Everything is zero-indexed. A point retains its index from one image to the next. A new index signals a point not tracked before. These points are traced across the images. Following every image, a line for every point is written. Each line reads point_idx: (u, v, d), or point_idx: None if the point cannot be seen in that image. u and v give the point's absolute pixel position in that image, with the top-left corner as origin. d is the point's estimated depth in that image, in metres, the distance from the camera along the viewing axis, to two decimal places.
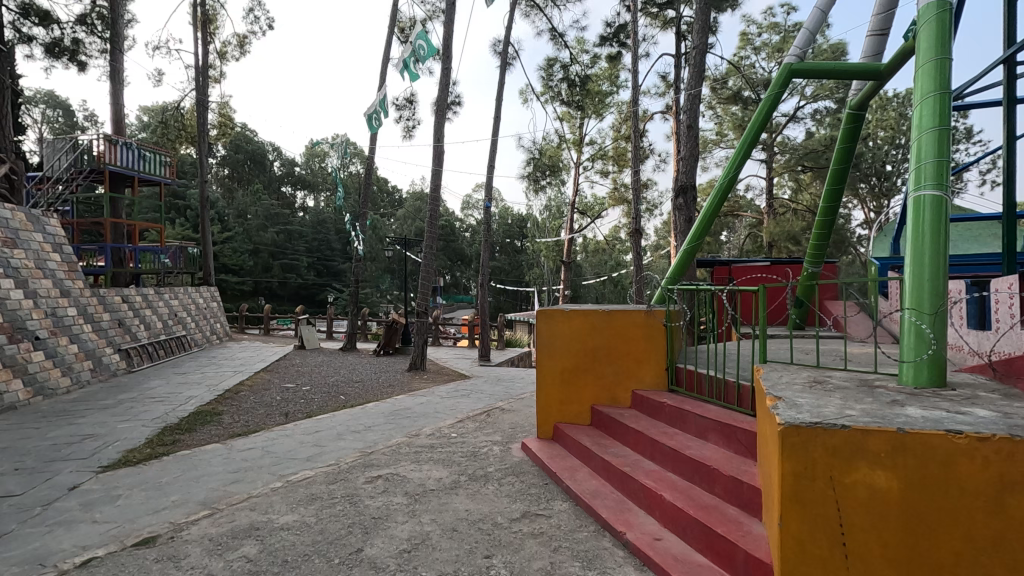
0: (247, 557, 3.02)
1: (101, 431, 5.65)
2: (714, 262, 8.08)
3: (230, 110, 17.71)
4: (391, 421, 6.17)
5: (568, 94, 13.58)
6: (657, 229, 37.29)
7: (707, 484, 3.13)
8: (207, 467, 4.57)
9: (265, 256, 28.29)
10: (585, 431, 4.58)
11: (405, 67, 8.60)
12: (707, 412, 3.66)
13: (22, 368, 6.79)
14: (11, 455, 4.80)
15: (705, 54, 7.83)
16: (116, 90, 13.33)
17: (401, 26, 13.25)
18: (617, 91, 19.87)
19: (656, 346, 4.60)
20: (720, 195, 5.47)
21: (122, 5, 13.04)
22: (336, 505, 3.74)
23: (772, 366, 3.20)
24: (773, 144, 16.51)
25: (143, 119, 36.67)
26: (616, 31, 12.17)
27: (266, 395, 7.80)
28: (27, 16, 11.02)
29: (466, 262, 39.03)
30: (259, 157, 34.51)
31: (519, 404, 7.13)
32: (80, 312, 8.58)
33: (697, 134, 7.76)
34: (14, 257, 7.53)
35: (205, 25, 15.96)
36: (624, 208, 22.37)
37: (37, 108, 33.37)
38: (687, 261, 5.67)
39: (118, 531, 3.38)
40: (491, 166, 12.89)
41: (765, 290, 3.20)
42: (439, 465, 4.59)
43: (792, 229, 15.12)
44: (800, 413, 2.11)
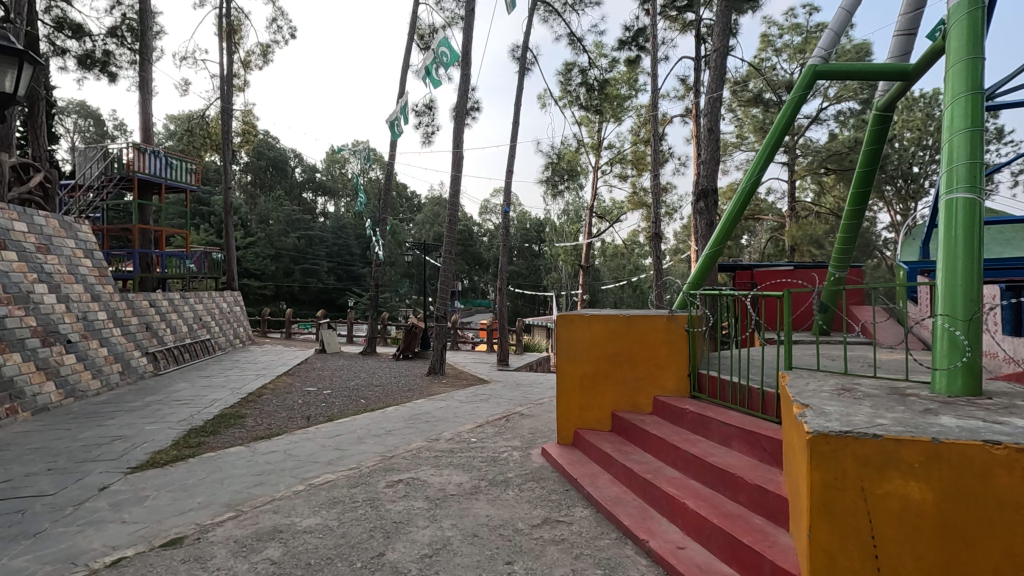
0: (271, 560, 3.05)
1: (130, 432, 5.80)
2: (736, 266, 7.98)
3: (254, 118, 18.06)
4: (411, 425, 6.21)
5: (586, 99, 13.59)
6: (676, 233, 36.97)
7: (730, 492, 3.09)
8: (231, 470, 4.65)
9: (287, 261, 28.70)
10: (606, 437, 4.55)
11: (427, 74, 8.67)
12: (730, 419, 3.61)
13: (54, 370, 6.99)
14: (45, 455, 4.94)
15: (726, 56, 7.76)
16: (144, 100, 13.69)
17: (420, 33, 13.39)
18: (635, 95, 19.83)
19: (678, 352, 4.55)
20: (743, 198, 5.40)
21: (151, 17, 13.39)
22: (357, 508, 3.77)
23: (798, 373, 3.13)
24: (795, 146, 16.27)
25: (170, 128, 37.68)
26: (634, 36, 12.13)
27: (288, 398, 7.90)
28: (61, 30, 11.39)
29: (484, 266, 39.13)
30: (280, 164, 35.16)
31: (538, 409, 7.12)
32: (110, 316, 8.81)
33: (718, 137, 7.67)
34: (48, 262, 7.76)
35: (230, 36, 16.33)
36: (643, 211, 22.25)
37: (70, 118, 34.50)
38: (709, 265, 5.60)
39: (147, 531, 3.45)
40: (509, 171, 12.94)
41: (790, 295, 3.13)
42: (459, 469, 4.60)
43: (815, 233, 14.82)
44: (829, 421, 2.07)
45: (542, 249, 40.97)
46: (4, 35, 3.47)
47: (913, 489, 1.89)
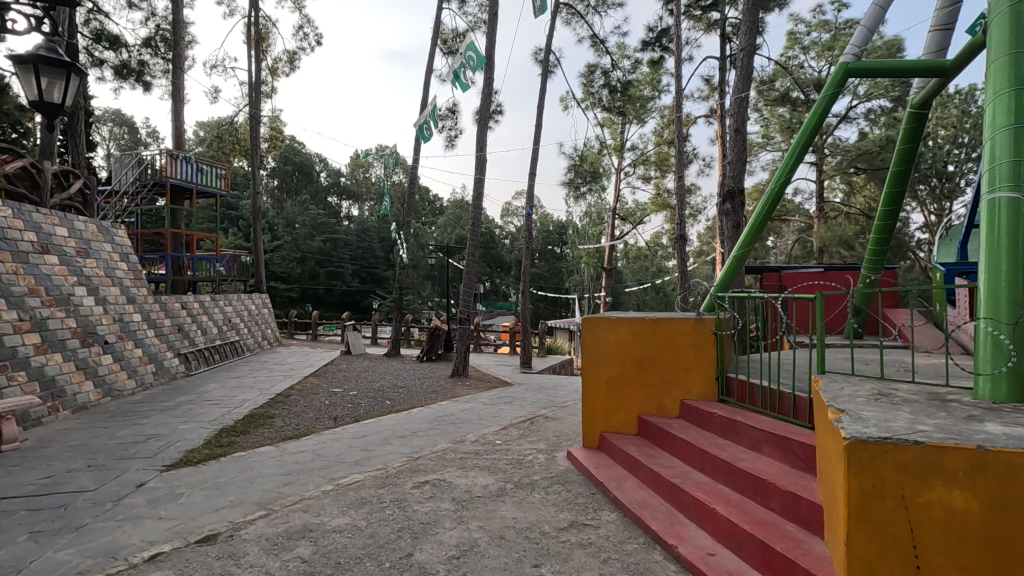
0: (302, 558, 3.10)
1: (164, 431, 5.94)
2: (763, 268, 7.87)
3: (281, 124, 18.42)
4: (436, 427, 6.24)
5: (609, 100, 13.56)
6: (699, 235, 36.57)
7: (762, 498, 3.04)
8: (261, 469, 4.75)
9: (312, 264, 29.25)
10: (632, 441, 4.52)
11: (455, 78, 8.73)
12: (760, 423, 3.55)
13: (93, 370, 7.22)
14: (84, 452, 5.10)
15: (753, 55, 7.62)
16: (177, 107, 14.09)
17: (444, 38, 13.51)
18: (658, 95, 19.69)
19: (705, 355, 4.49)
20: (771, 199, 5.31)
21: (183, 27, 13.77)
22: (385, 509, 3.81)
23: (832, 377, 3.05)
24: (823, 145, 15.93)
25: (200, 135, 38.73)
26: (658, 36, 12.02)
27: (315, 399, 8.03)
28: (98, 42, 11.78)
29: (505, 269, 39.21)
30: (306, 168, 35.85)
31: (562, 412, 7.10)
32: (144, 318, 9.07)
33: (745, 137, 7.54)
34: (87, 265, 8.02)
35: (259, 44, 16.67)
36: (667, 213, 22.05)
37: (105, 126, 35.70)
38: (737, 267, 5.51)
39: (182, 527, 3.53)
40: (532, 173, 12.96)
41: (822, 298, 3.06)
42: (484, 472, 4.61)
43: (845, 233, 14.44)
44: (867, 428, 2.02)
45: (563, 251, 40.92)
46: (54, 48, 3.61)
47: (958, 499, 1.83)
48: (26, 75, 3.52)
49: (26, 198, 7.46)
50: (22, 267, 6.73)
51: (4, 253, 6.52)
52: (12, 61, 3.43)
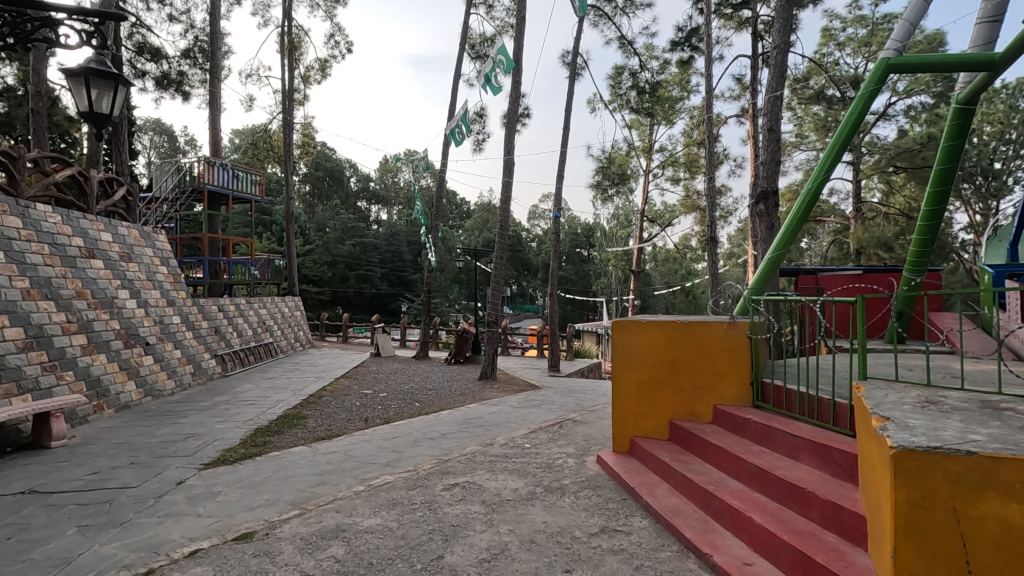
0: (335, 558, 3.14)
1: (202, 430, 6.11)
2: (799, 270, 7.67)
3: (313, 130, 18.80)
4: (465, 429, 6.28)
5: (637, 102, 13.42)
6: (730, 237, 35.93)
7: (800, 507, 2.95)
8: (295, 468, 4.85)
9: (342, 267, 29.76)
10: (663, 446, 4.45)
11: (487, 82, 8.77)
12: (798, 430, 3.45)
13: (135, 371, 7.48)
14: (127, 450, 5.29)
15: (788, 52, 7.44)
16: (214, 116, 14.53)
17: (472, 43, 13.60)
18: (688, 96, 19.44)
19: (740, 360, 4.39)
20: (808, 199, 5.17)
21: (220, 38, 14.20)
22: (415, 511, 3.84)
23: (875, 382, 2.92)
24: (860, 144, 15.46)
25: (236, 142, 39.90)
26: (687, 36, 11.86)
27: (347, 401, 8.14)
28: (141, 54, 12.25)
29: (532, 271, 39.19)
30: (337, 174, 36.64)
31: (592, 416, 7.04)
32: (183, 320, 9.37)
33: (779, 136, 7.36)
34: (129, 269, 8.33)
35: (292, 53, 17.07)
36: (697, 215, 21.74)
37: (146, 135, 37.07)
38: (772, 270, 5.37)
39: (219, 525, 3.62)
40: (560, 175, 12.92)
41: (864, 300, 2.94)
42: (514, 475, 4.61)
43: (883, 234, 13.98)
44: (915, 436, 1.94)
45: (591, 254, 40.75)
46: (103, 61, 3.76)
47: (1015, 513, 1.74)
48: (77, 87, 3.67)
49: (73, 205, 7.77)
50: (70, 271, 7.02)
51: (54, 258, 6.82)
52: (63, 75, 3.59)
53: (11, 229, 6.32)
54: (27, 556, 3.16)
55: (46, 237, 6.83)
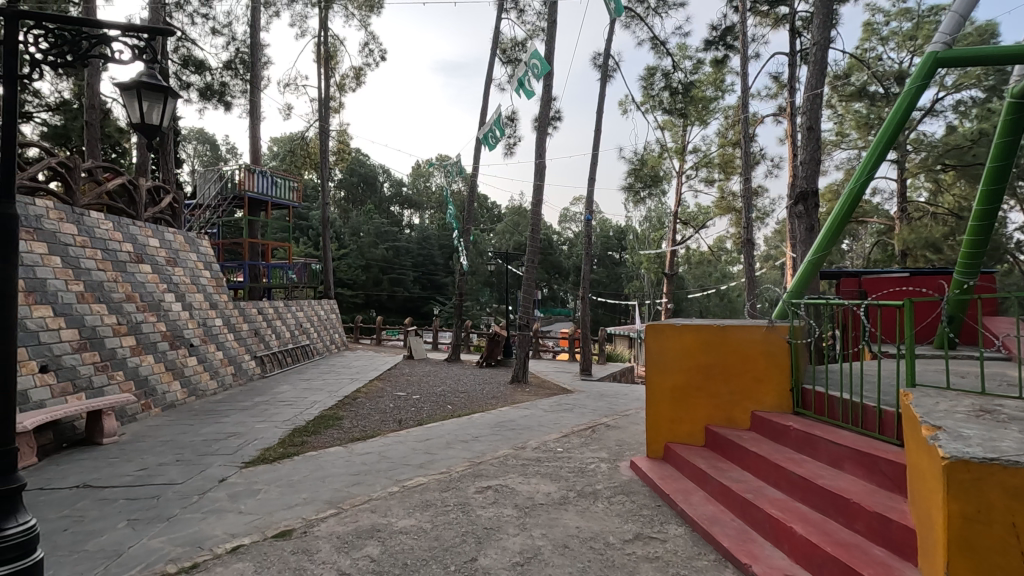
0: (371, 557, 3.19)
1: (242, 430, 6.31)
2: (839, 273, 7.43)
3: (348, 137, 19.22)
4: (497, 432, 6.29)
5: (670, 103, 13.25)
6: (767, 239, 35.08)
7: (845, 519, 2.84)
8: (331, 468, 4.95)
9: (376, 271, 30.30)
10: (699, 453, 4.37)
11: (520, 86, 8.81)
12: (841, 438, 3.34)
13: (180, 371, 7.77)
14: (173, 447, 5.50)
15: (828, 48, 7.21)
16: (254, 125, 15.02)
17: (503, 47, 13.68)
18: (722, 96, 19.11)
19: (778, 365, 4.27)
20: (850, 200, 5.00)
21: (259, 49, 14.66)
22: (449, 512, 3.86)
23: (924, 390, 2.80)
24: (905, 142, 14.90)
25: (274, 149, 41.12)
26: (722, 35, 11.65)
27: (381, 402, 8.28)
28: (186, 67, 12.75)
29: (564, 275, 39.07)
30: (370, 179, 37.38)
31: (625, 420, 6.96)
32: (225, 322, 9.69)
33: (819, 135, 7.14)
34: (175, 273, 8.67)
35: (328, 62, 17.52)
36: (733, 217, 21.30)
37: (190, 144, 38.60)
38: (813, 272, 5.21)
39: (260, 522, 3.72)
40: (592, 177, 12.86)
41: (912, 305, 2.82)
42: (546, 479, 4.60)
43: (931, 235, 13.40)
44: (969, 447, 1.85)
45: (623, 257, 40.34)
46: (153, 74, 3.93)
47: None
48: (130, 99, 3.84)
49: (124, 213, 8.10)
50: (121, 275, 7.35)
51: (105, 262, 7.14)
52: (118, 88, 3.77)
53: (68, 235, 6.65)
54: (83, 547, 3.32)
55: (100, 243, 7.17)
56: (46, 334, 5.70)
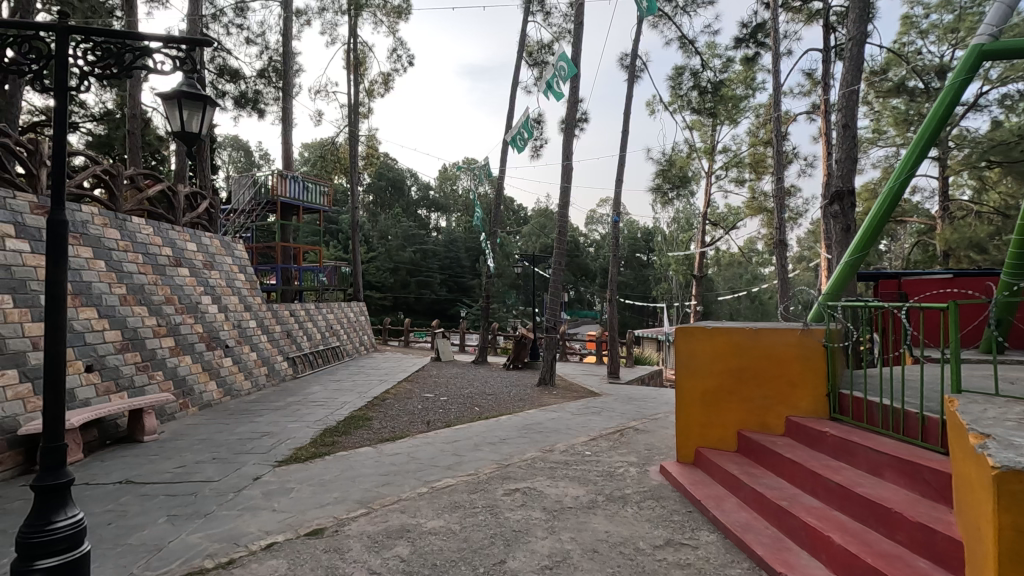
0: (401, 557, 3.22)
1: (276, 429, 6.45)
2: (878, 275, 7.20)
3: (376, 142, 19.52)
4: (525, 435, 6.28)
5: (699, 102, 13.06)
6: (800, 240, 34.25)
7: (886, 529, 2.75)
8: (361, 468, 5.02)
9: (404, 273, 30.66)
10: (731, 458, 4.28)
11: (548, 88, 8.80)
12: (882, 445, 3.22)
13: (216, 371, 8.00)
14: (210, 446, 5.65)
15: (864, 43, 6.99)
16: (287, 131, 15.38)
17: (529, 50, 13.70)
18: (753, 94, 18.75)
19: (814, 370, 4.16)
20: (889, 199, 4.85)
21: (291, 57, 15.01)
22: (478, 514, 3.87)
23: (971, 397, 2.68)
24: (947, 138, 14.36)
25: (305, 155, 42.05)
26: (753, 32, 11.43)
27: (409, 403, 8.37)
28: (222, 76, 13.13)
29: (590, 277, 38.86)
30: (398, 183, 37.88)
31: (654, 424, 6.87)
32: (258, 324, 9.93)
33: (856, 133, 6.92)
34: (211, 276, 8.93)
35: (357, 68, 17.83)
36: (764, 217, 20.86)
37: (225, 151, 39.75)
38: (850, 274, 5.06)
39: (292, 520, 3.80)
40: (620, 179, 12.76)
41: (956, 307, 2.70)
42: (574, 482, 4.57)
43: (976, 235, 12.87)
44: (1020, 456, 1.76)
45: (650, 259, 39.90)
46: (193, 84, 4.06)
47: None
48: (171, 109, 3.98)
49: (163, 218, 8.37)
50: (160, 279, 7.60)
51: (146, 266, 7.39)
52: (160, 98, 3.91)
53: (111, 240, 6.91)
54: (126, 541, 3.44)
55: (141, 247, 7.43)
56: (92, 336, 5.93)
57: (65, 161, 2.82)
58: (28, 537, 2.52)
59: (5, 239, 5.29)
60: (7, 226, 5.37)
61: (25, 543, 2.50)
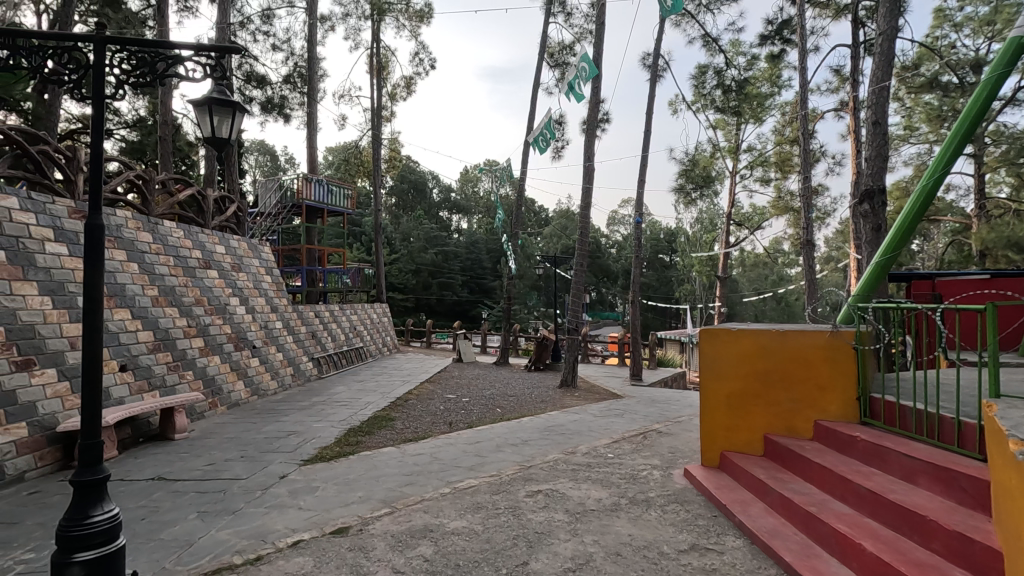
0: (424, 557, 3.25)
1: (302, 428, 6.56)
2: (911, 275, 7.00)
3: (399, 145, 19.72)
4: (547, 436, 6.28)
5: (723, 101, 12.89)
6: (828, 240, 33.48)
7: (920, 537, 2.67)
8: (385, 468, 5.08)
9: (425, 275, 30.87)
10: (757, 462, 4.21)
11: (570, 89, 8.77)
12: (915, 451, 3.14)
13: (243, 371, 8.17)
14: (238, 444, 5.77)
15: (895, 38, 6.82)
16: (311, 135, 15.64)
17: (550, 52, 13.70)
18: (778, 92, 18.44)
19: (843, 372, 4.06)
20: (923, 197, 4.70)
21: (316, 62, 15.26)
22: (500, 515, 3.88)
23: (1011, 402, 2.58)
24: (983, 134, 13.88)
25: (330, 159, 42.73)
26: (778, 28, 11.23)
27: (431, 404, 8.42)
28: (249, 82, 13.42)
29: (612, 278, 38.61)
30: (420, 185, 38.22)
31: (677, 427, 6.80)
32: (284, 325, 10.11)
33: (887, 130, 6.74)
34: (239, 278, 9.13)
35: (379, 73, 18.04)
36: (790, 217, 20.46)
37: (252, 155, 40.63)
38: (882, 274, 4.91)
39: (318, 518, 3.86)
40: (642, 179, 12.65)
41: (995, 309, 2.61)
42: (597, 485, 4.54)
43: (1014, 234, 12.39)
44: None
45: (673, 260, 39.46)
46: (223, 91, 4.16)
47: None
48: (202, 114, 4.08)
49: (193, 221, 8.57)
50: (190, 280, 7.79)
51: (177, 268, 7.59)
52: (192, 105, 4.02)
53: (144, 243, 7.11)
54: (158, 536, 3.54)
55: (172, 250, 7.64)
56: (125, 336, 6.12)
57: (102, 167, 2.92)
58: (67, 530, 2.60)
59: (44, 242, 5.49)
60: (46, 229, 5.57)
61: (65, 536, 2.59)
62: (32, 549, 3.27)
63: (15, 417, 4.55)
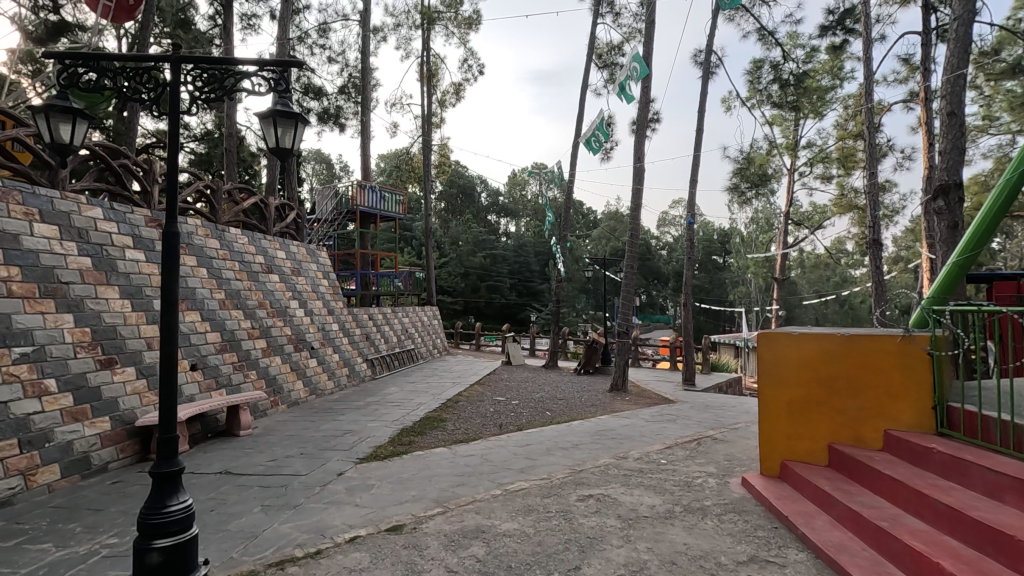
0: (476, 557, 3.28)
1: (357, 428, 6.75)
2: (993, 276, 6.51)
3: (448, 150, 20.02)
4: (597, 441, 6.21)
5: (780, 96, 12.41)
6: (897, 240, 31.57)
7: (1006, 557, 2.47)
8: (437, 468, 5.17)
9: (474, 278, 31.19)
10: (821, 473, 4.01)
11: (621, 90, 8.63)
12: (1001, 465, 2.91)
13: (302, 371, 8.50)
14: (298, 442, 6.00)
15: (972, 22, 6.35)
16: (365, 143, 16.13)
17: (599, 53, 13.58)
18: (840, 84, 17.57)
19: (918, 379, 3.82)
20: (1007, 191, 4.35)
21: (369, 72, 15.73)
22: (551, 519, 3.86)
23: None
24: None
25: (382, 166, 43.91)
26: (840, 18, 10.70)
27: (481, 406, 8.50)
28: (306, 94, 13.99)
29: (663, 281, 37.83)
30: (469, 190, 38.69)
31: (733, 434, 6.58)
32: (340, 327, 10.46)
33: (964, 121, 6.27)
34: (299, 282, 9.53)
35: (429, 80, 18.39)
36: (855, 215, 19.41)
37: (309, 164, 42.27)
38: (959, 274, 4.58)
39: (373, 515, 3.97)
40: (694, 179, 12.33)
41: None
42: (650, 491, 4.45)
43: None
44: None
45: (727, 261, 38.26)
46: (285, 103, 4.36)
47: None
48: (268, 127, 4.30)
49: (257, 228, 9.00)
50: (254, 284, 8.18)
51: (242, 272, 7.99)
52: (258, 118, 4.23)
53: (212, 249, 7.53)
54: (226, 527, 3.73)
55: (237, 255, 8.04)
56: (196, 337, 6.50)
57: (177, 181, 3.11)
58: (147, 518, 2.78)
59: (125, 249, 5.91)
60: (127, 237, 5.99)
61: (145, 524, 2.77)
62: (116, 534, 3.52)
63: (99, 412, 4.91)
